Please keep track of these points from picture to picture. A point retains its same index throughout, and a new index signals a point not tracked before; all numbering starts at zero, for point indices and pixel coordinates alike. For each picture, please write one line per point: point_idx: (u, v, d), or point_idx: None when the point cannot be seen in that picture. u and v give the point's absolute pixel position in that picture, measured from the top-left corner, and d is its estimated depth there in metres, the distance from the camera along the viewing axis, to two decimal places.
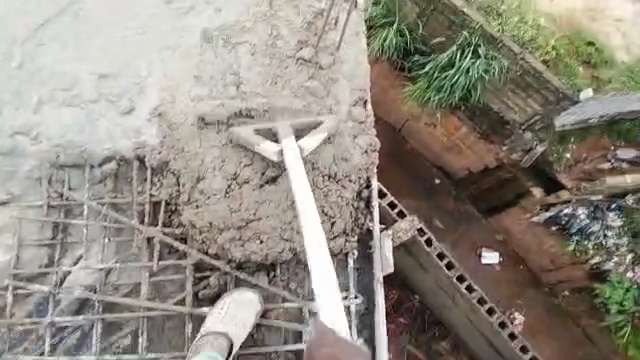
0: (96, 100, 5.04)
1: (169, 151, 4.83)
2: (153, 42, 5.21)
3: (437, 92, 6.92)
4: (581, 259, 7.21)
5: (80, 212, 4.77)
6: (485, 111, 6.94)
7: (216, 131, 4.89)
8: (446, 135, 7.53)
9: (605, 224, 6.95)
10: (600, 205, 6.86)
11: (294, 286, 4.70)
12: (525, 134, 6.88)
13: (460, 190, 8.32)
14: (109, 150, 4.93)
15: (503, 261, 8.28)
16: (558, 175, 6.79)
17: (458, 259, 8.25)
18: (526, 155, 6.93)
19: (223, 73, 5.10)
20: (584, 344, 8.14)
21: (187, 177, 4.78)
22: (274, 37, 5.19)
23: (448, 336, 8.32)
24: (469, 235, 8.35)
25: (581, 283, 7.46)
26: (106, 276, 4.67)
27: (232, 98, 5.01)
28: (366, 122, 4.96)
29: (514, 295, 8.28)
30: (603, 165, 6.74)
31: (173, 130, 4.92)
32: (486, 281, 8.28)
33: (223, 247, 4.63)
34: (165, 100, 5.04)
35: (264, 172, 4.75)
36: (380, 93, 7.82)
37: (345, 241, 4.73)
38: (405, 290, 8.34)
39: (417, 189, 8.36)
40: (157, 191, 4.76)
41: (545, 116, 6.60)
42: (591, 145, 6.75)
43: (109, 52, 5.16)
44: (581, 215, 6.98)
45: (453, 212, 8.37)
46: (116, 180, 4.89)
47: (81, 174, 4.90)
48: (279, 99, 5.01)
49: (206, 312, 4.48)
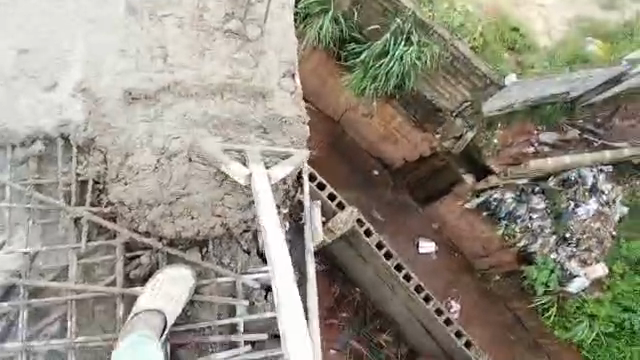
0: (14, 76, 4.83)
1: (95, 127, 4.75)
2: (73, 14, 4.94)
3: (373, 81, 7.18)
4: (510, 242, 7.74)
5: (3, 194, 4.71)
6: (418, 99, 7.30)
7: (143, 105, 4.87)
8: (382, 124, 7.82)
9: (530, 207, 7.62)
10: (524, 189, 7.57)
11: (227, 261, 4.86)
12: (456, 120, 7.32)
13: (398, 180, 8.56)
14: (33, 129, 4.76)
15: (439, 250, 8.60)
16: (487, 160, 7.49)
17: (397, 250, 8.56)
18: (458, 141, 7.49)
19: (149, 46, 5.00)
20: (515, 327, 8.56)
21: (115, 153, 4.74)
22: (201, 9, 5.14)
23: (388, 328, 8.55)
24: (406, 226, 8.63)
25: (510, 266, 7.97)
26: (32, 261, 4.57)
27: (159, 71, 4.96)
28: (296, 91, 5.21)
29: (450, 283, 8.61)
30: (527, 149, 7.58)
31: (99, 104, 4.81)
32: (423, 271, 8.59)
33: (153, 224, 4.68)
34: (89, 76, 4.87)
35: (196, 145, 4.80)
36: (317, 85, 7.91)
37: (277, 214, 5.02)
38: (347, 284, 8.54)
39: (356, 179, 8.55)
40: (83, 170, 4.72)
41: (474, 103, 7.04)
42: (516, 132, 7.54)
43: (27, 25, 4.89)
44: (508, 200, 7.61)
45: (391, 203, 8.62)
46: (40, 160, 4.78)
47: (4, 156, 4.80)
48: (208, 63, 5.07)
49: (138, 291, 4.46)
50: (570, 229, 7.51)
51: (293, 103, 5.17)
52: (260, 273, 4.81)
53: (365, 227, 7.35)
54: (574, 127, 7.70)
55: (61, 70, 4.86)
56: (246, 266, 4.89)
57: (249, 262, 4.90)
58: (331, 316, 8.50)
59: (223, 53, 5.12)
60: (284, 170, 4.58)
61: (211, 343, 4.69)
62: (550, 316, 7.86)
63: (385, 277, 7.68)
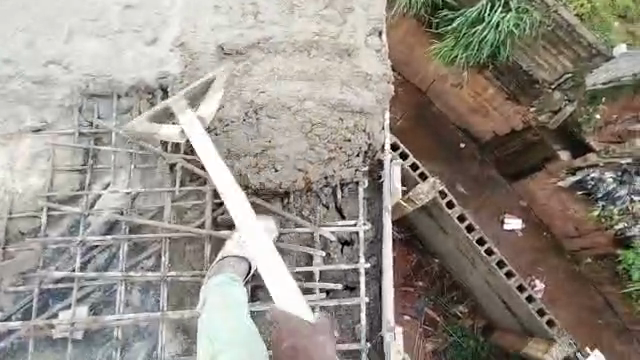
0: (120, 31, 5.21)
1: (189, 81, 5.03)
2: None
3: (464, 50, 6.83)
4: (606, 224, 7.07)
5: (109, 140, 5.11)
6: (513, 69, 6.83)
7: (234, 61, 5.10)
8: (472, 95, 7.51)
9: (633, 189, 6.76)
10: (629, 168, 6.67)
11: (307, 213, 5.03)
12: (554, 93, 6.77)
13: (486, 153, 8.35)
14: (135, 80, 5.16)
15: (526, 227, 8.36)
16: (587, 138, 6.81)
17: (481, 225, 8.38)
18: (554, 116, 6.86)
19: (242, 3, 5.22)
20: (603, 310, 8.30)
21: (206, 106, 5.00)
22: None
23: (465, 300, 8.49)
24: (492, 200, 8.43)
25: (606, 249, 7.41)
26: (132, 201, 5.00)
27: (249, 28, 5.16)
28: (383, 49, 5.24)
29: (536, 262, 8.35)
30: (635, 127, 6.66)
31: (195, 59, 5.10)
32: (508, 247, 8.37)
33: (240, 173, 4.94)
34: (187, 31, 5.19)
35: (286, 102, 4.98)
36: (406, 53, 7.76)
37: (356, 170, 5.03)
38: (425, 254, 8.49)
39: (441, 150, 8.39)
40: (179, 120, 5.04)
41: (577, 75, 6.54)
42: (624, 105, 6.72)
43: None
44: (608, 180, 6.80)
45: (478, 176, 8.43)
46: (140, 109, 5.12)
47: (108, 104, 5.20)
48: (298, 19, 5.19)
49: (224, 235, 4.76)
50: None
51: (380, 62, 5.19)
52: (337, 226, 4.93)
53: (447, 198, 7.26)
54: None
55: (161, 24, 5.21)
56: (325, 219, 5.01)
57: (326, 215, 5.03)
58: (408, 285, 8.50)
59: (310, 11, 5.22)
60: (209, 107, 4.67)
61: None
62: None
63: (465, 249, 7.51)
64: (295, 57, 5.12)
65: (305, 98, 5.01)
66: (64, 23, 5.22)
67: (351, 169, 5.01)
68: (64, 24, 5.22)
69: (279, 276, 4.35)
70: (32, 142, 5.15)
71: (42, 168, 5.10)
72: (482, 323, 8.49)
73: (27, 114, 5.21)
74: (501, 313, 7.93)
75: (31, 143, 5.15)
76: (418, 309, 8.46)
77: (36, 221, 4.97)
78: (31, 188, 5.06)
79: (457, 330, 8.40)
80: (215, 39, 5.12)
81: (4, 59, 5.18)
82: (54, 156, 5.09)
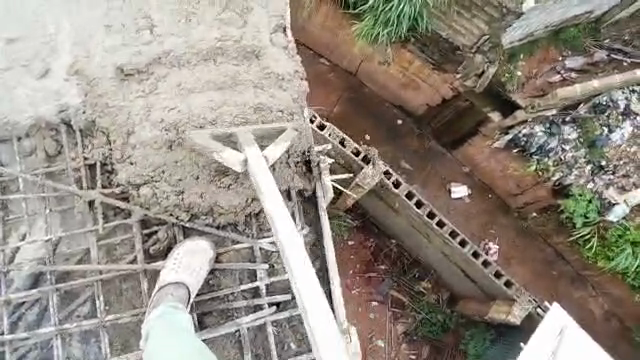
0: (8, 68, 4.78)
1: (94, 109, 4.73)
2: None
3: (383, 26, 6.65)
4: (544, 176, 7.55)
5: (16, 187, 4.73)
6: (434, 39, 6.82)
7: (137, 81, 4.82)
8: (400, 70, 7.51)
9: (562, 139, 7.39)
10: (554, 120, 7.32)
11: (242, 227, 4.80)
12: (475, 57, 6.81)
13: (423, 127, 8.37)
14: (33, 118, 4.76)
15: (472, 193, 8.43)
16: (513, 95, 7.00)
17: (428, 199, 8.35)
18: (480, 79, 6.94)
19: (133, 17, 4.93)
20: (556, 261, 8.50)
21: (116, 133, 4.71)
22: None
23: (427, 276, 8.41)
24: (435, 172, 8.41)
25: (547, 201, 7.81)
26: (55, 248, 4.63)
27: (148, 43, 4.88)
28: (289, 45, 5.13)
29: (486, 226, 8.44)
30: (554, 78, 7.16)
31: (94, 85, 4.78)
32: (457, 215, 8.39)
33: (170, 203, 4.64)
34: (79, 57, 4.83)
35: (205, 115, 4.72)
36: (330, 39, 7.58)
37: (289, 171, 4.90)
38: (381, 236, 8.39)
39: (379, 129, 8.33)
40: (89, 153, 4.71)
41: (493, 37, 6.46)
42: (540, 60, 7.18)
43: (12, 13, 4.81)
44: (538, 134, 7.39)
45: (418, 151, 8.39)
46: (46, 148, 4.78)
47: (9, 149, 4.80)
48: (201, 26, 4.98)
49: (159, 266, 4.58)
50: (605, 156, 7.28)
51: (288, 57, 5.08)
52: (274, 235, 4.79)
53: (393, 179, 7.26)
54: (602, 49, 7.22)
55: (51, 52, 4.82)
56: (261, 229, 4.86)
57: (263, 224, 4.86)
58: (369, 271, 8.36)
59: (208, 15, 5.01)
60: (279, 150, 4.29)
61: (235, 309, 4.73)
62: (591, 247, 7.63)
63: (419, 226, 7.56)
64: (200, 67, 4.90)
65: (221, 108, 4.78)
66: None
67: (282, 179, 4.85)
68: None
69: (327, 318, 3.53)
70: None
71: None
72: (446, 294, 8.41)
73: None
74: (461, 282, 7.95)
75: None
76: (383, 292, 8.33)
77: None
78: None
79: (425, 309, 8.28)
80: (112, 63, 4.82)
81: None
82: None
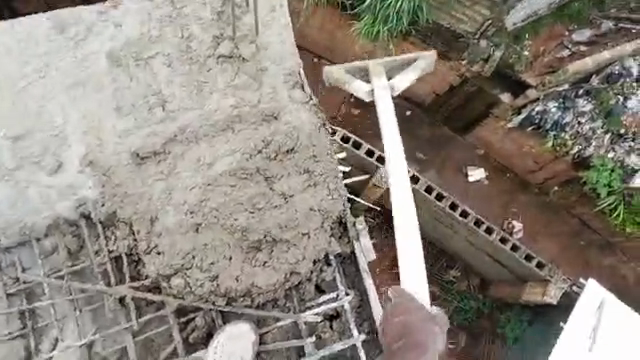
0: (18, 167, 4.63)
1: (113, 201, 4.57)
2: (61, 82, 4.74)
3: (384, 24, 6.35)
4: (562, 152, 7.15)
5: (43, 291, 4.56)
6: (436, 31, 6.52)
7: (156, 162, 4.66)
8: None
9: (577, 112, 6.77)
10: (567, 94, 6.68)
11: (282, 302, 4.61)
12: (481, 42, 6.49)
13: (432, 115, 8.08)
14: (51, 217, 4.62)
15: (489, 175, 8.19)
16: (521, 75, 6.63)
17: (446, 186, 8.15)
18: (486, 64, 6.62)
19: (144, 96, 4.76)
20: (582, 231, 8.23)
21: (141, 222, 4.55)
22: (187, 39, 4.88)
23: (456, 265, 8.20)
24: (449, 157, 8.17)
25: (567, 173, 7.47)
26: (89, 349, 4.53)
27: (161, 121, 4.72)
28: (309, 100, 4.84)
29: (507, 205, 8.21)
30: (562, 54, 6.58)
31: (111, 175, 4.63)
32: (476, 198, 8.20)
33: (211, 290, 4.46)
34: (92, 146, 4.67)
35: (232, 185, 4.59)
36: (329, 39, 7.27)
37: (330, 235, 4.68)
38: None
39: None
40: (114, 245, 4.55)
41: (496, 20, 6.28)
42: (546, 37, 6.56)
43: (16, 111, 4.67)
44: (552, 110, 6.85)
45: (430, 138, 8.18)
46: (69, 246, 4.61)
47: (31, 251, 4.64)
48: (215, 95, 4.79)
49: (200, 356, 4.39)
50: (624, 126, 6.60)
51: (310, 114, 4.79)
52: (318, 306, 4.58)
53: (410, 174, 7.04)
54: (609, 19, 6.47)
55: (59, 146, 4.67)
56: (303, 299, 4.65)
57: (304, 295, 4.66)
58: None
59: (220, 82, 4.81)
60: (401, 79, 5.37)
61: None
62: (619, 216, 7.28)
63: (440, 219, 7.27)
64: (221, 137, 4.71)
65: (250, 175, 4.62)
66: None
67: (318, 247, 4.61)
68: None
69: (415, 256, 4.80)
70: None
71: None
72: (477, 281, 8.21)
73: None
74: (492, 268, 7.68)
75: None
76: None
77: None
78: None
79: (458, 297, 8.14)
80: (129, 149, 4.66)
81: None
82: None
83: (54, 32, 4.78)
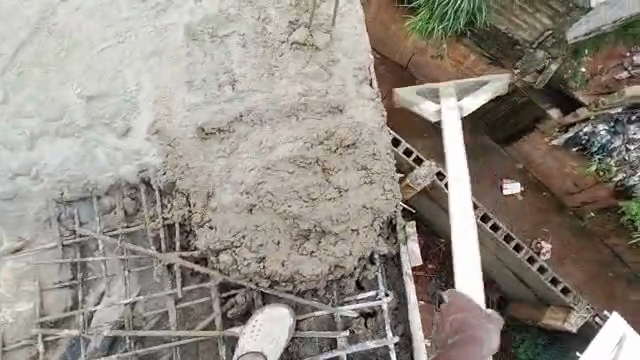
0: (89, 126, 4.75)
1: (173, 172, 4.66)
2: (139, 49, 4.86)
3: (440, 21, 6.26)
4: (604, 178, 6.74)
5: (96, 246, 4.68)
6: (493, 34, 6.41)
7: (219, 140, 4.72)
8: (455, 66, 7.10)
9: (627, 139, 6.38)
10: (621, 118, 6.29)
11: (322, 292, 4.68)
12: (537, 52, 6.37)
13: (476, 122, 7.86)
14: (114, 177, 4.75)
15: (525, 190, 8.00)
16: (575, 93, 6.27)
17: (478, 196, 7.95)
18: (539, 76, 6.37)
19: (215, 73, 4.84)
20: (612, 263, 8.07)
21: (198, 195, 4.63)
22: (263, 21, 4.92)
23: None
24: (488, 167, 7.99)
25: (607, 201, 7.08)
26: (132, 310, 4.61)
27: (229, 100, 4.78)
28: (377, 98, 4.86)
29: (539, 224, 8.04)
30: (622, 74, 6.09)
31: (175, 146, 4.70)
32: (508, 212, 8.00)
33: (255, 271, 4.52)
34: (161, 115, 4.76)
35: (292, 172, 4.60)
36: (380, 30, 7.16)
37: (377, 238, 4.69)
38: (431, 235, 8.04)
39: (430, 125, 7.92)
40: (169, 213, 4.65)
41: (556, 31, 6.13)
42: (605, 55, 6.10)
43: (92, 71, 4.81)
44: (602, 132, 6.45)
45: (471, 145, 7.96)
46: (127, 207, 4.73)
47: (90, 206, 4.78)
48: (283, 80, 4.82)
49: (237, 332, 4.50)
50: None
51: (375, 111, 4.81)
52: (357, 303, 4.67)
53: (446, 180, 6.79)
54: None
55: (130, 111, 4.78)
56: (342, 293, 4.73)
57: (344, 289, 4.73)
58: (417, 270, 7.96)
59: (291, 69, 4.84)
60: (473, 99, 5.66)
61: None
62: None
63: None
64: (289, 121, 4.74)
65: (309, 166, 4.63)
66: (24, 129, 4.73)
67: (365, 246, 4.63)
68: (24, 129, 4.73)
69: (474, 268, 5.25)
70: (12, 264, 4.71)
71: (29, 288, 4.67)
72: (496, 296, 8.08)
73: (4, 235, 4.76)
74: (517, 287, 7.54)
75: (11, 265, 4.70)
76: (431, 293, 7.91)
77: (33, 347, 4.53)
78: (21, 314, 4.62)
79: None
80: (193, 122, 4.74)
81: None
82: (39, 273, 4.68)
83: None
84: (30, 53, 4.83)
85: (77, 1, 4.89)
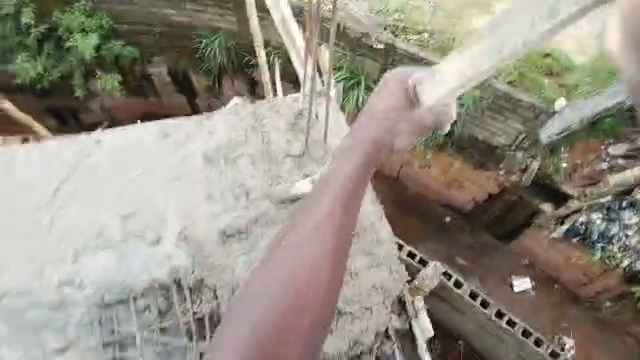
0: (124, 239, 4.39)
1: (203, 268, 4.30)
2: (159, 168, 4.74)
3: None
4: (612, 264, 7.68)
5: (133, 342, 4.04)
6: (472, 141, 7.30)
7: (239, 240, 4.48)
8: (441, 173, 7.88)
9: (623, 224, 7.47)
10: (612, 205, 7.41)
11: None
12: (517, 153, 7.23)
13: (473, 224, 8.22)
14: (150, 276, 4.19)
15: (537, 286, 7.97)
16: (562, 184, 7.27)
17: (490, 293, 7.90)
18: (524, 174, 7.35)
19: (231, 186, 4.70)
20: None
21: (224, 289, 4.27)
22: (267, 143, 4.89)
23: None
24: (492, 265, 8.05)
25: (617, 288, 7.80)
26: None
27: (246, 207, 4.60)
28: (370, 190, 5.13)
29: (557, 320, 7.86)
30: (600, 166, 7.12)
31: (200, 250, 4.39)
32: (525, 310, 7.85)
33: None
34: (186, 223, 4.49)
35: None
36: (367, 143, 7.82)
37: (394, 317, 4.73)
38: (447, 338, 7.49)
39: (430, 227, 8.17)
40: (198, 307, 4.18)
41: (530, 133, 6.93)
42: (583, 149, 7.06)
43: (118, 181, 4.66)
44: (597, 220, 7.53)
45: (474, 246, 8.15)
46: (167, 297, 4.18)
47: (127, 307, 4.11)
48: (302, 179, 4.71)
49: None
50: None
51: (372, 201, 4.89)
52: None
53: (453, 279, 7.12)
54: None
55: (159, 225, 4.47)
56: None
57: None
58: None
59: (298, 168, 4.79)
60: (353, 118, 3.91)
61: None
62: None
63: (490, 328, 7.06)
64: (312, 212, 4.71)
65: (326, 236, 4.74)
66: (63, 245, 4.36)
67: (379, 321, 4.57)
68: (63, 246, 4.35)
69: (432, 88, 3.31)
70: (55, 353, 4.02)
71: None
72: None
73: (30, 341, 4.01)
74: None
75: None
76: None
77: None
78: None
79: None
80: (214, 230, 4.48)
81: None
82: None
83: (158, 136, 4.89)
84: (69, 167, 4.71)
85: (110, 145, 4.84)
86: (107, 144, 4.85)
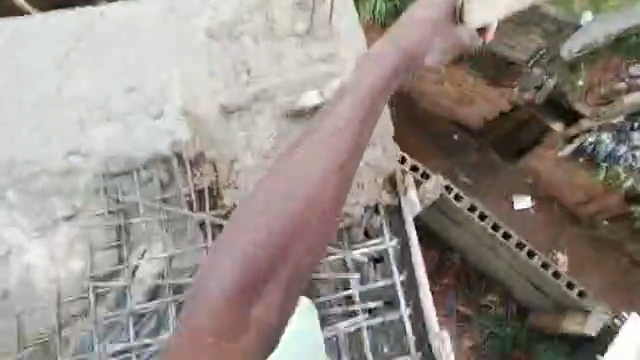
0: (130, 112, 4.78)
1: (197, 144, 4.70)
2: (162, 49, 4.89)
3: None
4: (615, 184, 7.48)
5: (137, 211, 4.64)
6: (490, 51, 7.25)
7: (238, 119, 4.82)
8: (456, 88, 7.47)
9: (632, 145, 7.29)
10: (623, 127, 7.29)
11: None
12: (534, 70, 7.19)
13: (483, 139, 7.76)
14: (150, 152, 4.71)
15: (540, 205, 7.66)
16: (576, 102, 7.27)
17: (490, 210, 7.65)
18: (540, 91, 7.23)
19: (235, 67, 4.90)
20: None
21: (222, 162, 4.71)
22: (271, 23, 4.99)
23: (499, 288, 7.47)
24: (497, 185, 7.77)
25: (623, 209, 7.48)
26: (171, 263, 4.51)
27: (245, 85, 4.86)
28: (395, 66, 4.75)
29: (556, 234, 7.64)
30: (618, 85, 7.35)
31: (201, 127, 4.75)
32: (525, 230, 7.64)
33: None
34: (187, 98, 4.80)
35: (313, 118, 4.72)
36: None
37: None
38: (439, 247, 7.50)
39: (433, 144, 7.82)
40: (199, 180, 4.64)
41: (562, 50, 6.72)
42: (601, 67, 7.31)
43: (113, 62, 4.86)
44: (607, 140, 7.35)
45: (478, 165, 7.81)
46: (169, 174, 4.69)
47: (130, 180, 4.72)
48: (273, 77, 4.89)
49: None
50: None
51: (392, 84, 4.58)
52: None
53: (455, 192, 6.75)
54: None
55: (163, 100, 4.79)
56: (352, 241, 4.70)
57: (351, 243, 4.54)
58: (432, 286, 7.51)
59: (296, 59, 4.93)
60: None
61: None
62: None
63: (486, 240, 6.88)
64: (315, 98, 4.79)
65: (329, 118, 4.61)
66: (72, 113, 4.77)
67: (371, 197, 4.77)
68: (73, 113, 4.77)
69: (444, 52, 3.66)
70: (67, 227, 4.68)
71: (80, 249, 4.64)
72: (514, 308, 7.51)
73: (47, 204, 4.70)
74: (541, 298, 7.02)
75: (65, 231, 4.67)
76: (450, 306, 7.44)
77: (83, 302, 4.51)
78: (70, 275, 4.60)
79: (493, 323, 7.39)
80: (215, 103, 4.81)
81: (23, 160, 4.68)
82: (89, 236, 4.64)
83: (163, 11, 4.99)
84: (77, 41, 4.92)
85: (113, 15, 4.98)
86: (110, 15, 4.98)
